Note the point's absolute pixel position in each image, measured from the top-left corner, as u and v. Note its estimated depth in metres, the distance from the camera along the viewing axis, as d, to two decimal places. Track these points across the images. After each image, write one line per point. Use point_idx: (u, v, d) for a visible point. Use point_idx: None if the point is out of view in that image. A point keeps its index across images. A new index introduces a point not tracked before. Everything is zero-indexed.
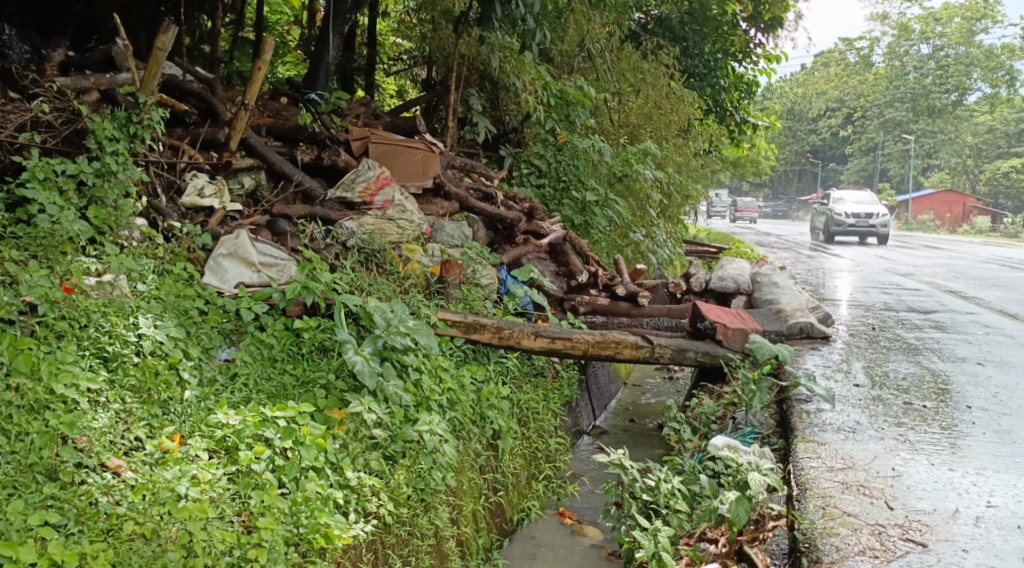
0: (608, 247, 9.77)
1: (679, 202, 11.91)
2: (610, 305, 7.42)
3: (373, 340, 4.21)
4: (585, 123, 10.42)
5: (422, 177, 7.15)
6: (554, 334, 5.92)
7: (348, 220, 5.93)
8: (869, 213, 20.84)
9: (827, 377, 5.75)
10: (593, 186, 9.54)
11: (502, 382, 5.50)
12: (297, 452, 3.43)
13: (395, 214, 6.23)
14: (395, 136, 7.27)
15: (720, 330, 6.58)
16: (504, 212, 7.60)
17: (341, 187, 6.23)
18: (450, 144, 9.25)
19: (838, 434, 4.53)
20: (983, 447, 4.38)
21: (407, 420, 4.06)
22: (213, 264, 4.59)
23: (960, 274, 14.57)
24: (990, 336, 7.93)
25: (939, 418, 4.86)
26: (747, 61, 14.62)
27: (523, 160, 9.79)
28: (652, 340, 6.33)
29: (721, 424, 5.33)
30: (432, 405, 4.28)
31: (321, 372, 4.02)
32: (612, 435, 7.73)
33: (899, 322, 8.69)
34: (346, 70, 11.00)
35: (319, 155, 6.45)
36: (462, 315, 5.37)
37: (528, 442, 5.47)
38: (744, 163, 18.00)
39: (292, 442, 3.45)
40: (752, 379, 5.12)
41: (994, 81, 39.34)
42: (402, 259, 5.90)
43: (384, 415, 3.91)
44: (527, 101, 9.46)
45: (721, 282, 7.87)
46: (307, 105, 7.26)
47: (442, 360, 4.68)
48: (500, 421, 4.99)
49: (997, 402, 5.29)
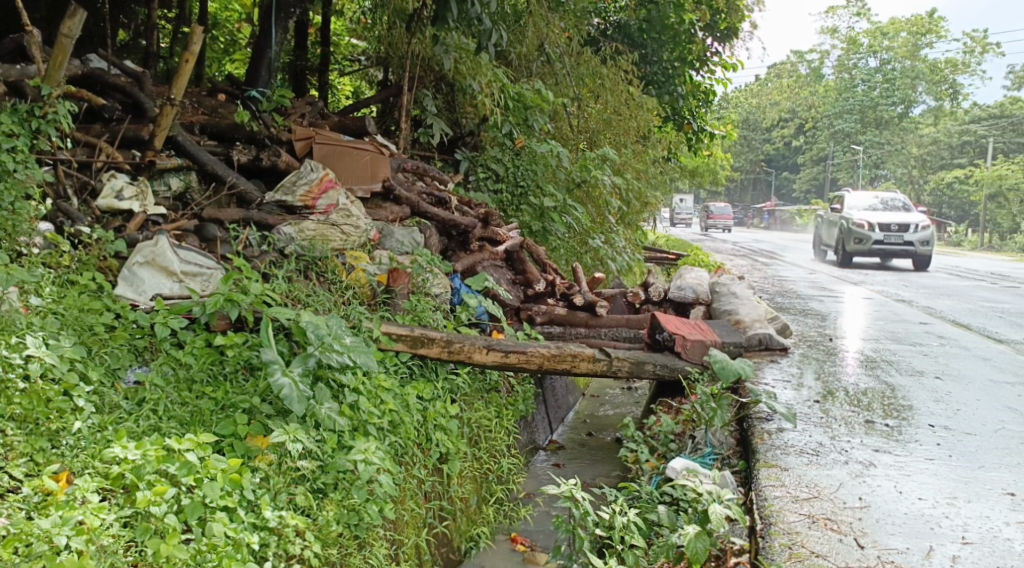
0: (564, 255, 9.48)
1: (637, 209, 11.65)
2: (568, 315, 7.16)
3: (303, 358, 3.81)
4: (542, 127, 10.11)
5: (371, 180, 6.74)
6: (508, 347, 5.48)
7: (287, 224, 5.55)
8: (905, 226, 16.25)
9: (786, 392, 5.43)
10: (551, 192, 9.24)
11: (451, 400, 5.09)
12: (201, 491, 3.08)
13: (339, 219, 5.83)
14: (342, 136, 6.89)
15: (679, 342, 6.34)
16: (457, 218, 7.26)
17: (280, 190, 5.84)
18: (402, 147, 8.89)
19: (801, 456, 4.20)
20: (953, 470, 4.08)
21: (340, 447, 3.70)
22: (129, 273, 4.24)
23: (913, 283, 14.53)
24: (949, 348, 7.72)
25: (905, 435, 4.55)
26: (704, 69, 14.47)
27: (480, 163, 9.45)
28: (610, 353, 6.00)
29: (681, 444, 4.98)
30: (369, 429, 3.92)
31: (245, 395, 3.66)
32: (569, 450, 7.38)
33: (856, 333, 8.46)
34: (297, 70, 10.61)
35: (258, 155, 6.06)
36: (409, 328, 4.97)
37: (479, 464, 5.13)
38: (703, 172, 17.88)
39: (194, 479, 3.11)
40: (712, 396, 4.79)
41: (937, 94, 40.38)
42: (345, 267, 5.53)
43: (313, 444, 3.55)
44: (483, 104, 9.14)
45: (678, 291, 7.62)
46: (246, 103, 6.92)
47: (383, 380, 4.29)
48: (447, 442, 4.65)
49: (963, 416, 5.02)
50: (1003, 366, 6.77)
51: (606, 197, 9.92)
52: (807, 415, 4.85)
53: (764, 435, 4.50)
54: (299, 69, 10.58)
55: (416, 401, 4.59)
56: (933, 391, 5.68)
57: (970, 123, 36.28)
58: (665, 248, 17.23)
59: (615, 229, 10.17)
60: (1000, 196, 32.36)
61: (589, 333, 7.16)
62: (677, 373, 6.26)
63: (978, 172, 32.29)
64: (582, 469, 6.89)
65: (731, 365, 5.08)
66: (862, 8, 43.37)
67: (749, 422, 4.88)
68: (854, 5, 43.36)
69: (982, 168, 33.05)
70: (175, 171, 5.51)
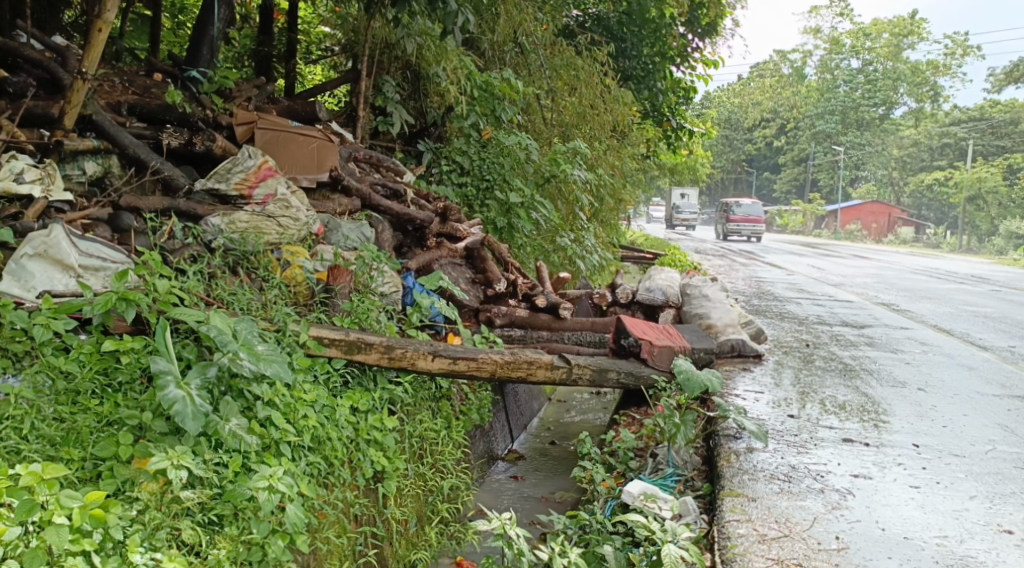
0: (530, 253, 9.04)
1: (611, 205, 11.25)
2: (530, 317, 6.75)
3: (203, 368, 3.35)
4: (511, 119, 9.65)
5: (317, 170, 6.23)
6: (456, 353, 5.01)
7: (217, 215, 5.08)
8: None
9: (757, 405, 5.00)
10: (518, 186, 8.77)
11: (390, 413, 4.64)
12: (45, 533, 2.73)
13: (277, 210, 5.36)
14: (290, 124, 6.44)
15: (645, 348, 5.92)
16: (414, 212, 6.78)
17: (212, 177, 5.33)
18: (360, 137, 8.39)
19: (771, 483, 3.76)
20: (941, 501, 3.65)
21: (244, 472, 3.27)
22: (16, 267, 3.75)
23: (892, 285, 14.22)
24: (929, 355, 7.35)
25: (887, 457, 4.12)
26: (684, 65, 14.05)
27: (443, 155, 8.96)
28: (570, 359, 5.57)
29: (641, 462, 4.55)
30: (282, 449, 3.46)
31: (135, 409, 3.24)
32: (529, 461, 6.93)
33: (833, 338, 8.08)
34: (262, 57, 9.92)
35: (191, 139, 5.55)
36: (343, 331, 4.49)
37: (420, 482, 4.71)
38: (681, 170, 17.52)
39: (36, 518, 2.75)
40: (674, 410, 4.37)
41: (919, 96, 40.27)
42: (280, 264, 5.11)
43: (204, 471, 3.14)
44: (448, 92, 8.65)
45: (648, 293, 7.18)
46: (187, 83, 6.48)
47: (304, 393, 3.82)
48: (380, 459, 4.21)
49: (947, 434, 4.62)
50: (988, 377, 6.40)
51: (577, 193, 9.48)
52: (779, 433, 4.41)
53: (730, 457, 4.07)
54: (264, 56, 9.92)
55: (347, 413, 4.14)
56: (915, 405, 5.28)
57: (949, 125, 36.10)
58: (640, 247, 16.79)
59: (585, 226, 9.74)
60: (978, 199, 32.21)
61: (551, 336, 6.73)
62: (642, 381, 5.84)
63: (958, 175, 32.09)
64: (541, 482, 6.46)
65: (694, 376, 4.61)
66: (844, 10, 43.18)
67: (716, 439, 4.43)
68: (836, 6, 43.17)
69: (962, 171, 32.89)
70: (92, 154, 5.05)
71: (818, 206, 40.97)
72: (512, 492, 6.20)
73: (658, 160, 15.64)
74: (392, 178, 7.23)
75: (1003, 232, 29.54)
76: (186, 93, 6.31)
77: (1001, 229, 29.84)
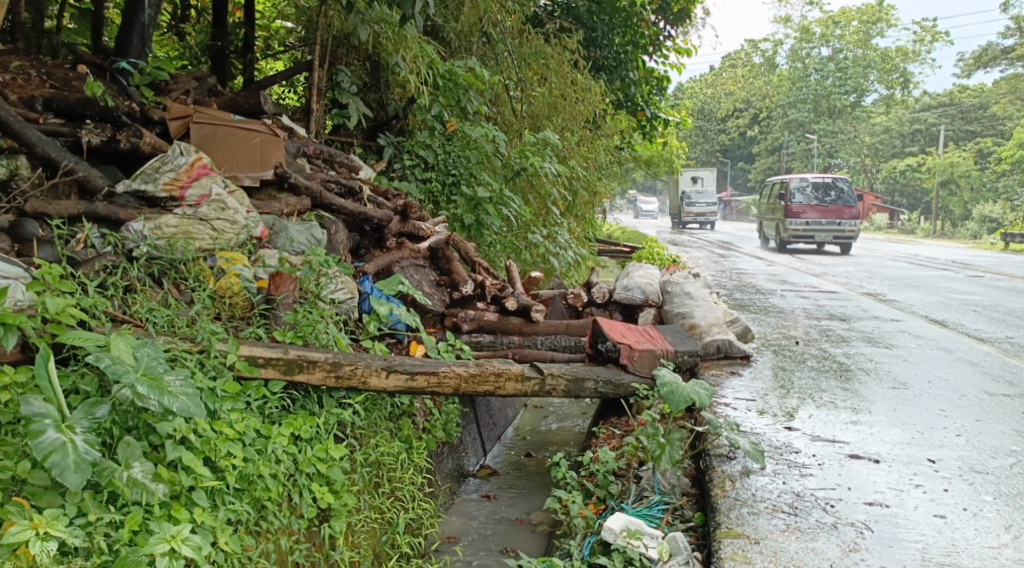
0: (500, 251, 8.49)
1: (586, 199, 10.70)
2: (499, 322, 6.26)
3: (92, 407, 2.94)
4: (477, 110, 9.09)
5: (261, 168, 5.64)
6: (414, 368, 4.48)
7: (140, 219, 4.55)
8: None
9: (749, 416, 4.50)
10: (485, 179, 8.23)
11: (339, 439, 4.12)
12: None
13: (212, 212, 4.79)
14: (232, 118, 5.87)
15: (625, 353, 5.41)
16: (370, 210, 6.24)
17: (137, 177, 4.79)
18: (313, 131, 7.81)
19: (775, 517, 3.27)
20: (972, 533, 3.18)
21: (139, 532, 2.89)
22: None
23: (874, 274, 13.80)
24: (925, 350, 6.90)
25: (903, 477, 3.65)
26: (657, 55, 13.54)
27: (405, 150, 8.39)
28: (542, 369, 5.07)
29: (623, 486, 4.04)
30: (194, 498, 3.04)
31: (13, 455, 2.89)
32: (503, 477, 6.41)
33: (822, 334, 7.61)
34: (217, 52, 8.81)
35: (114, 135, 5.01)
36: (282, 350, 3.96)
37: (372, 515, 4.20)
38: (657, 162, 17.02)
39: None
40: (658, 428, 3.88)
41: (888, 83, 40.28)
42: (215, 273, 4.57)
43: (84, 537, 2.79)
44: (407, 83, 8.04)
45: (626, 293, 6.64)
46: (116, 75, 5.90)
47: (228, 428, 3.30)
48: (323, 496, 3.69)
49: (963, 445, 4.15)
50: (992, 373, 5.95)
51: (549, 186, 8.94)
52: (777, 451, 3.91)
53: (725, 484, 3.56)
54: (218, 51, 8.82)
55: (284, 445, 3.62)
56: (921, 410, 4.81)
57: (920, 111, 35.97)
58: (616, 240, 16.25)
59: (558, 222, 9.21)
60: (950, 184, 32.03)
61: (523, 341, 6.29)
62: (622, 389, 5.35)
63: (931, 161, 31.91)
64: (516, 501, 5.94)
65: (679, 388, 4.04)
66: None
67: (707, 459, 3.89)
68: None
69: (933, 156, 32.78)
70: None
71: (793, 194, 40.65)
72: (485, 515, 5.68)
73: (632, 152, 15.12)
74: (347, 175, 6.66)
75: (976, 216, 29.43)
76: (113, 85, 5.72)
77: (974, 213, 29.71)
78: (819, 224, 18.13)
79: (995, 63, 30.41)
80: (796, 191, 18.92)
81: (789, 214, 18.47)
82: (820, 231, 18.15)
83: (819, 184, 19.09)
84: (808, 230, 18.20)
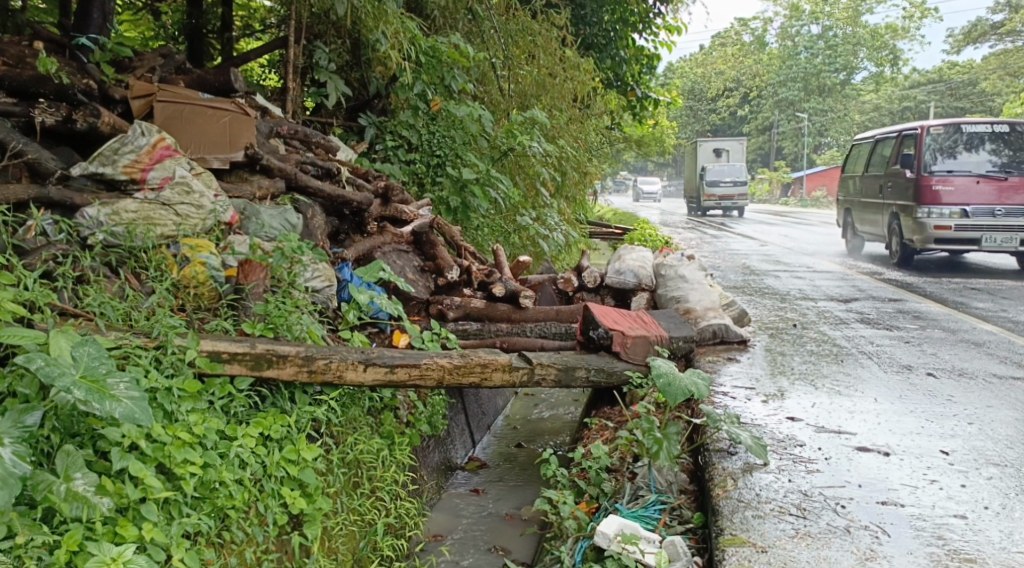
0: (487, 234, 8.18)
1: (576, 180, 10.38)
2: (486, 308, 5.99)
3: (24, 413, 2.68)
4: (461, 89, 8.75)
5: (230, 148, 5.40)
6: (394, 360, 4.21)
7: (96, 204, 4.32)
8: None
9: (750, 406, 4.25)
10: (471, 160, 7.92)
11: (313, 438, 3.84)
12: None
13: (175, 197, 4.55)
14: (199, 96, 5.58)
15: (617, 340, 5.15)
16: (349, 194, 5.96)
17: (95, 159, 4.52)
18: (289, 111, 7.49)
19: (782, 520, 3.02)
20: (996, 535, 2.92)
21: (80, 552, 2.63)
22: None
23: (870, 253, 13.53)
24: (928, 332, 6.63)
25: (918, 472, 3.40)
26: (647, 32, 13.19)
27: (388, 130, 8.08)
28: (531, 358, 4.80)
29: (618, 482, 3.79)
30: (143, 512, 2.79)
31: None
32: (492, 470, 6.15)
33: (820, 316, 7.34)
34: (192, 30, 8.45)
35: (70, 114, 4.74)
36: (248, 343, 3.70)
37: (351, 519, 3.93)
38: (648, 142, 16.72)
39: None
40: (653, 421, 3.62)
41: (878, 61, 39.86)
42: (179, 261, 4.30)
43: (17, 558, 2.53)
44: (388, 60, 7.69)
45: (618, 277, 6.35)
46: (77, 52, 5.59)
47: (183, 433, 3.03)
48: (294, 502, 3.42)
49: (976, 434, 3.89)
50: (1001, 356, 5.68)
51: (537, 167, 8.63)
52: (781, 444, 3.66)
53: (727, 482, 3.31)
54: (194, 29, 8.44)
55: (249, 449, 3.34)
56: (928, 396, 4.56)
57: (909, 88, 35.70)
58: (607, 222, 15.97)
59: (547, 204, 8.91)
60: None
61: (512, 328, 5.97)
62: (615, 377, 5.09)
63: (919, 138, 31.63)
64: (506, 495, 5.68)
65: (678, 382, 3.73)
66: None
67: (707, 454, 3.63)
68: None
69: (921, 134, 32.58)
70: None
71: (784, 173, 40.48)
72: (473, 510, 5.42)
73: (622, 133, 14.81)
74: (323, 156, 6.34)
75: None
76: (73, 62, 5.40)
77: None
78: (985, 215, 10.43)
79: (984, 39, 29.92)
80: (938, 159, 10.82)
81: (921, 197, 10.75)
82: (987, 227, 10.42)
83: (973, 134, 11.03)
84: (965, 228, 10.46)
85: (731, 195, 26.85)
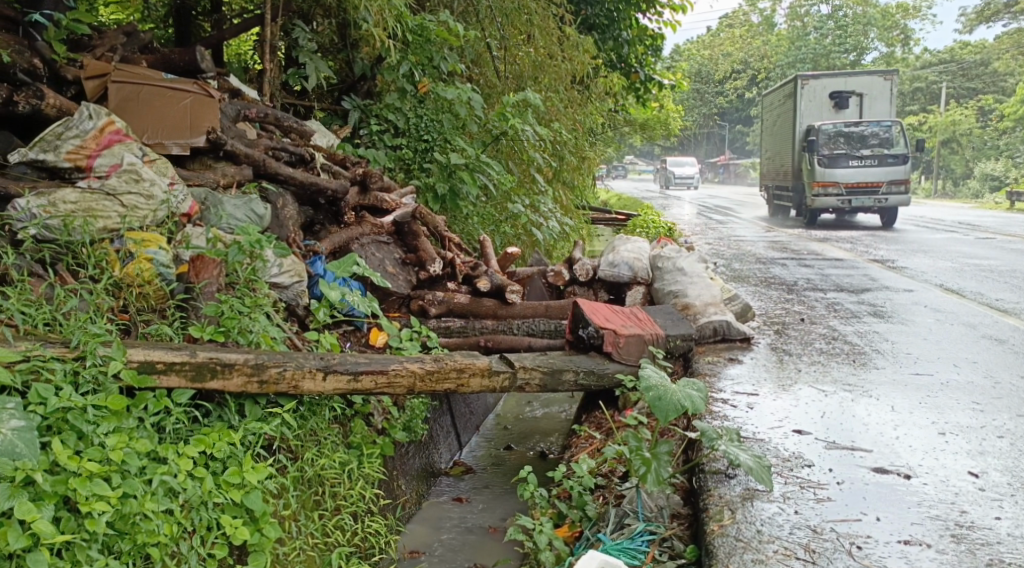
0: (477, 223, 7.75)
1: (576, 165, 9.93)
2: (471, 304, 5.61)
3: None
4: (452, 69, 8.27)
5: (191, 133, 4.99)
6: (358, 367, 3.81)
7: (30, 195, 3.95)
8: None
9: (752, 417, 3.85)
10: (460, 146, 7.49)
11: (267, 456, 3.47)
12: None
13: (121, 185, 4.19)
14: (160, 76, 5.18)
15: (608, 340, 4.75)
16: (324, 182, 5.57)
17: (35, 144, 4.17)
18: (265, 93, 7.05)
19: (788, 565, 2.63)
20: None
21: None
22: None
23: (880, 238, 13.06)
24: (946, 327, 6.22)
25: (944, 503, 3.00)
26: (651, 11, 12.65)
27: (373, 114, 7.68)
28: (515, 363, 4.42)
29: (603, 507, 3.40)
30: (31, 561, 2.50)
31: None
32: (478, 476, 5.78)
33: (830, 309, 6.91)
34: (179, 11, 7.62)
35: (10, 96, 4.39)
36: (188, 351, 3.32)
37: (310, 544, 3.56)
38: (652, 125, 16.24)
39: None
40: (641, 441, 3.24)
41: (888, 41, 39.03)
42: (123, 258, 3.92)
43: None
44: (373, 39, 7.19)
45: (612, 270, 5.93)
46: (29, 29, 5.18)
47: (89, 465, 2.72)
48: (235, 531, 3.05)
49: (1009, 452, 3.48)
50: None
51: (531, 151, 8.18)
52: (786, 465, 3.27)
53: (724, 514, 2.92)
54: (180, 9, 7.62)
55: (183, 474, 2.99)
56: (950, 404, 4.15)
57: (921, 69, 35.08)
58: (609, 207, 15.54)
59: (542, 191, 8.47)
60: (952, 141, 30.96)
61: (497, 325, 5.60)
62: (606, 381, 4.71)
63: (931, 119, 31.04)
64: (491, 504, 5.30)
65: (670, 396, 3.30)
66: None
67: (702, 477, 3.24)
68: None
69: (933, 115, 32.01)
70: None
71: None
72: (453, 522, 5.06)
73: (625, 115, 14.32)
74: (295, 141, 5.94)
75: (977, 174, 28.82)
76: (21, 40, 5.00)
77: (975, 171, 29.03)
78: None
79: (998, 18, 29.13)
80: None
81: None
82: None
83: None
84: None
85: (867, 186, 15.62)
